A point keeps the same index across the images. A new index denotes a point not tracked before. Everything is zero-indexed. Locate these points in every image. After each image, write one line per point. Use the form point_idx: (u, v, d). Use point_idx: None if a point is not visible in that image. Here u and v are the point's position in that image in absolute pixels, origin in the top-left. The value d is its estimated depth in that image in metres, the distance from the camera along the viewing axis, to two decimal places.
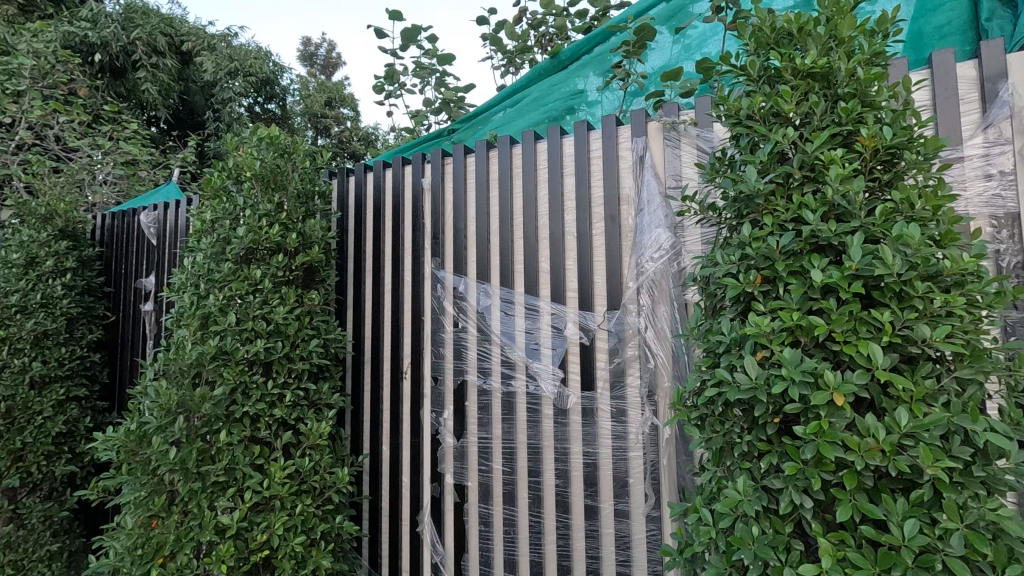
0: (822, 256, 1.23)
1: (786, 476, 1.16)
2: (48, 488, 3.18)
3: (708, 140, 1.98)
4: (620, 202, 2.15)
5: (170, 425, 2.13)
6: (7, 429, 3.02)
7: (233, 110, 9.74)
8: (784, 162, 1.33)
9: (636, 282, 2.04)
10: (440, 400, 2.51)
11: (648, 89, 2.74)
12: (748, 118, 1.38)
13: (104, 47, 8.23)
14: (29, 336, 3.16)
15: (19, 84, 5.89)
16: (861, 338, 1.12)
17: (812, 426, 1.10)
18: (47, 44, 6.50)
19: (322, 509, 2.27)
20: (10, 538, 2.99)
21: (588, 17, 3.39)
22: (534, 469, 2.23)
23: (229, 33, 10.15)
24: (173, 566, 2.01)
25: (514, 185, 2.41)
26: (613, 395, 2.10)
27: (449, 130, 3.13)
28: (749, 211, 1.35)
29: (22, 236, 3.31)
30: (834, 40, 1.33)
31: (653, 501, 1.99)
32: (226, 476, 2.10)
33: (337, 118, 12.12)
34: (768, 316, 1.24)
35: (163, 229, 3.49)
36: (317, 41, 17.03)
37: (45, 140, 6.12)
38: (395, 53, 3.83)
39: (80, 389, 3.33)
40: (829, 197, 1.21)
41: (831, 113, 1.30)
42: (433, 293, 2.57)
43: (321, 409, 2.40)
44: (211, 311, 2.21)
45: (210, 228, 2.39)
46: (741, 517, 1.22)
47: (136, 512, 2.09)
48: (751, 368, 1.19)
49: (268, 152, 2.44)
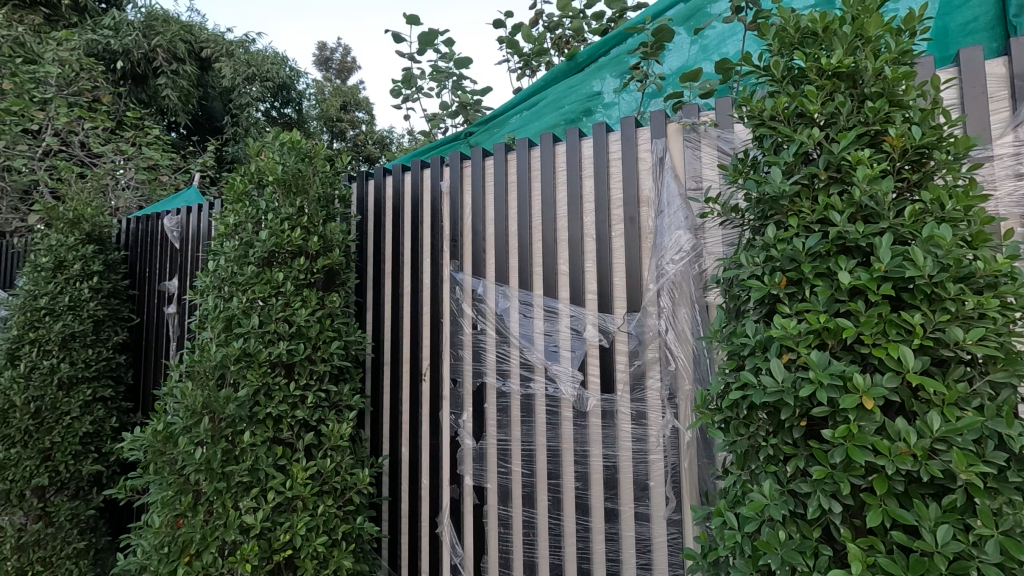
0: (849, 257, 1.21)
1: (814, 481, 1.14)
2: (75, 487, 3.23)
3: (729, 140, 1.97)
4: (639, 203, 2.14)
5: (196, 426, 2.17)
6: (37, 429, 3.11)
7: (250, 115, 9.88)
8: (809, 162, 1.32)
9: (656, 284, 2.03)
10: (459, 402, 2.52)
11: (666, 90, 2.73)
12: (771, 119, 1.36)
13: (126, 55, 8.42)
14: (58, 337, 3.25)
15: (46, 92, 6.06)
16: (890, 341, 1.11)
17: (840, 429, 1.09)
18: (71, 53, 6.70)
19: (343, 510, 2.28)
20: (39, 536, 3.05)
21: (605, 19, 3.39)
22: (553, 471, 2.23)
23: (247, 39, 10.30)
24: (199, 566, 2.04)
25: (533, 187, 2.41)
26: (633, 397, 2.09)
27: (466, 133, 3.15)
28: (773, 213, 1.34)
29: (52, 240, 3.44)
30: (860, 39, 1.31)
31: (674, 505, 1.98)
32: (250, 476, 2.13)
33: (352, 122, 12.27)
34: (795, 318, 1.22)
35: (186, 232, 3.55)
36: (333, 45, 17.21)
37: (70, 145, 6.27)
38: (412, 57, 3.87)
39: (106, 390, 3.39)
40: (856, 198, 1.19)
41: (857, 113, 1.28)
42: (452, 295, 2.59)
43: (342, 410, 2.42)
44: (236, 313, 2.25)
45: (234, 232, 2.42)
46: (767, 521, 1.21)
47: (163, 512, 2.13)
48: (777, 371, 1.18)
49: (290, 157, 2.47)
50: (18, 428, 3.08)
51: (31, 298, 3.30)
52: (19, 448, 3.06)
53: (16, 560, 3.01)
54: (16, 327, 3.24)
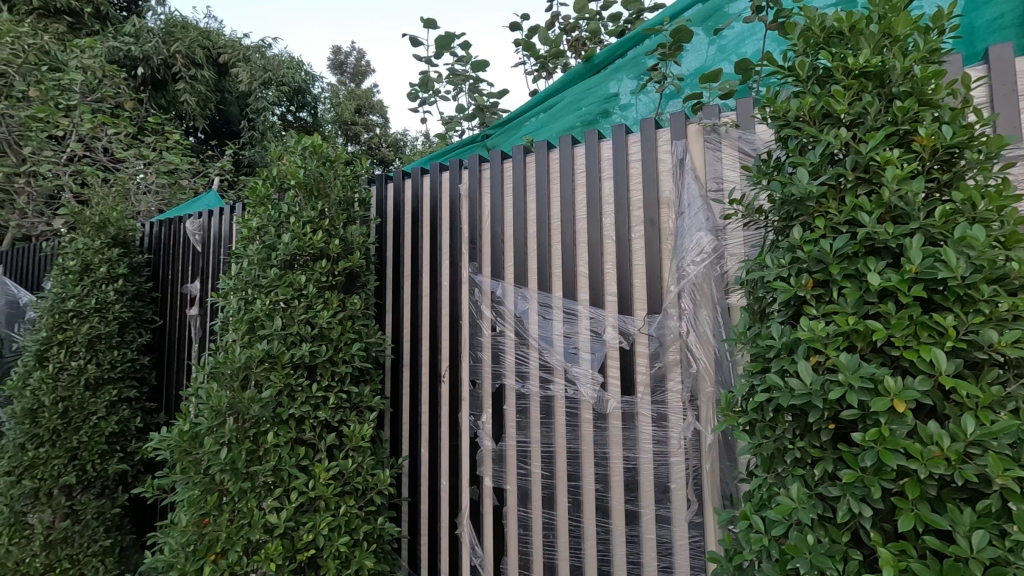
0: (878, 258, 1.20)
1: (843, 484, 1.13)
2: (101, 486, 3.29)
3: (750, 142, 1.97)
4: (659, 205, 2.14)
5: (221, 426, 2.21)
6: (65, 428, 3.18)
7: (267, 119, 10.01)
8: (836, 163, 1.31)
9: (677, 286, 2.02)
10: (478, 403, 2.53)
11: (684, 91, 2.72)
12: (797, 120, 1.35)
13: (146, 61, 8.63)
14: (84, 339, 3.32)
15: (70, 99, 6.21)
16: (922, 343, 1.09)
17: (871, 433, 1.08)
18: (93, 60, 6.85)
19: (365, 510, 2.30)
20: (66, 533, 3.11)
21: (622, 20, 3.38)
22: (573, 473, 2.22)
23: (264, 44, 10.43)
24: (224, 564, 2.08)
25: (552, 189, 2.41)
26: (653, 400, 2.09)
27: (483, 136, 3.17)
28: (799, 214, 1.32)
29: (79, 244, 3.51)
30: (888, 38, 1.30)
31: (695, 507, 1.97)
32: (274, 476, 2.15)
33: (366, 126, 12.42)
34: (822, 320, 1.21)
35: (208, 236, 3.61)
36: (347, 48, 17.37)
37: (94, 151, 6.39)
38: (429, 60, 3.90)
39: (130, 390, 3.45)
40: (885, 198, 1.18)
41: (885, 113, 1.27)
42: (471, 297, 2.60)
43: (363, 411, 2.44)
44: (259, 315, 2.29)
45: (257, 235, 2.46)
46: (795, 525, 1.20)
47: (190, 510, 2.17)
48: (805, 373, 1.17)
49: (312, 160, 2.50)
50: (47, 428, 3.15)
51: (59, 301, 3.38)
52: (47, 448, 3.13)
53: (44, 557, 3.05)
54: (45, 328, 3.32)
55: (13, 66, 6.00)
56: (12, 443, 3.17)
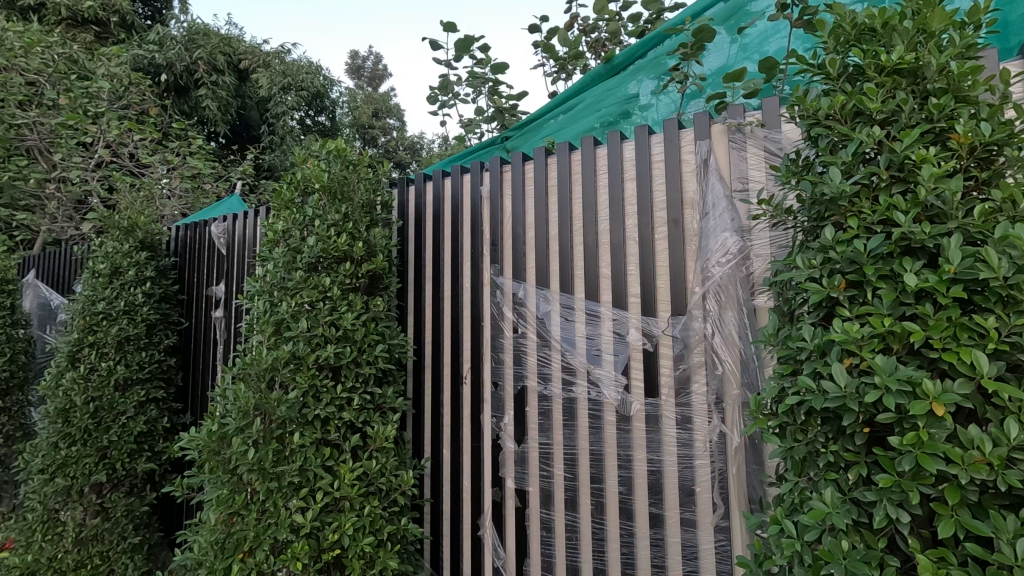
0: (914, 259, 1.17)
1: (879, 489, 1.11)
2: (130, 484, 3.36)
3: (777, 141, 1.94)
4: (683, 206, 2.11)
5: (248, 427, 2.24)
6: (96, 428, 3.26)
7: (286, 124, 10.15)
8: (868, 162, 1.28)
9: (702, 287, 1.99)
10: (500, 405, 2.53)
11: (707, 91, 2.70)
12: (827, 118, 1.33)
13: (169, 68, 8.81)
14: (114, 340, 3.38)
15: (98, 107, 6.39)
16: (962, 345, 1.07)
17: (909, 436, 1.05)
18: (120, 68, 7.02)
19: (389, 511, 2.31)
20: (97, 530, 3.19)
21: (642, 20, 3.37)
22: (597, 476, 2.21)
23: (283, 50, 10.60)
24: (252, 562, 2.11)
25: (575, 190, 2.41)
26: (678, 402, 2.07)
27: (502, 138, 3.19)
28: (830, 214, 1.30)
29: (108, 247, 3.57)
30: (923, 34, 1.27)
31: (722, 511, 1.95)
32: (301, 476, 2.18)
33: (383, 129, 12.62)
34: (856, 321, 1.19)
35: (233, 239, 3.67)
36: (364, 53, 17.60)
37: (121, 157, 6.55)
38: (450, 63, 3.92)
39: (158, 391, 3.52)
40: (921, 197, 1.16)
41: (920, 110, 1.24)
42: (493, 298, 2.60)
43: (386, 412, 2.46)
44: (284, 317, 2.32)
45: (282, 238, 2.49)
46: (830, 530, 1.18)
47: (218, 509, 2.21)
48: (840, 376, 1.15)
49: (336, 164, 2.55)
50: (79, 427, 3.23)
51: (90, 303, 3.46)
52: (79, 446, 3.21)
53: (76, 554, 3.13)
54: (77, 330, 3.39)
55: (44, 75, 6.20)
56: (46, 442, 3.27)
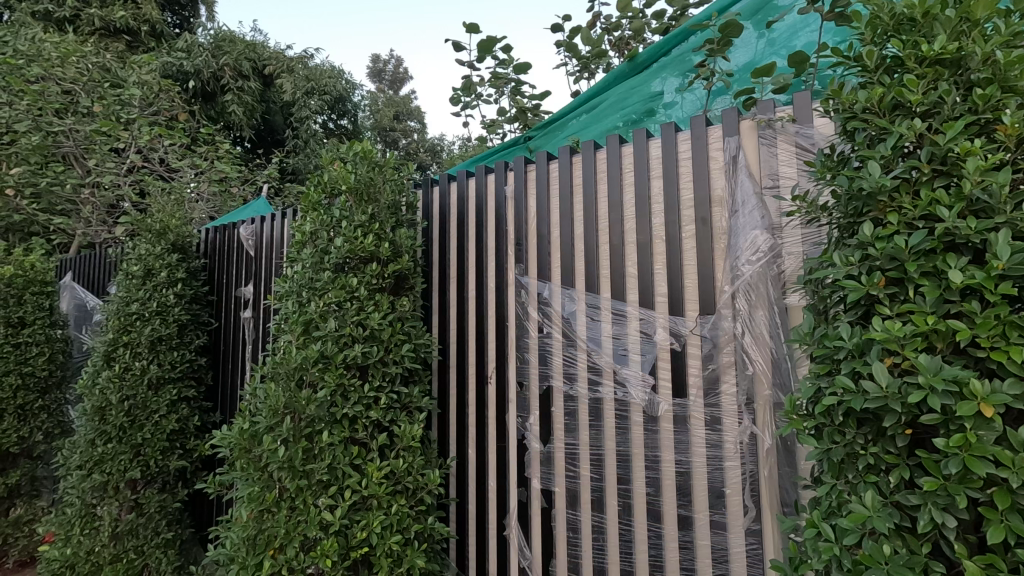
0: (958, 255, 1.14)
1: (923, 492, 1.08)
2: (163, 481, 3.45)
3: (809, 137, 1.89)
4: (711, 203, 2.08)
5: (278, 425, 2.27)
6: (130, 426, 3.34)
7: (310, 128, 10.30)
8: (908, 156, 1.25)
9: (732, 286, 1.97)
10: (525, 405, 2.52)
11: (734, 87, 2.65)
12: (864, 112, 1.30)
13: (197, 74, 9.02)
14: (147, 340, 3.46)
15: (130, 113, 6.57)
16: (1011, 344, 1.04)
17: (956, 438, 1.02)
18: (150, 75, 7.21)
19: (416, 509, 2.32)
20: (132, 525, 3.27)
21: (666, 17, 3.33)
22: (623, 476, 2.19)
23: (307, 54, 10.77)
24: (283, 559, 2.14)
25: (600, 189, 2.39)
26: (707, 402, 2.04)
27: (526, 138, 3.20)
28: (868, 210, 1.27)
29: (141, 249, 3.65)
30: (966, 23, 1.23)
31: (753, 514, 1.91)
32: (329, 474, 2.21)
33: (404, 131, 12.78)
34: (897, 320, 1.16)
35: (261, 241, 3.74)
36: (386, 56, 17.86)
37: (151, 161, 6.72)
38: (472, 65, 3.93)
39: (189, 390, 3.60)
40: (967, 191, 1.12)
41: (963, 102, 1.20)
42: (518, 298, 2.60)
43: (412, 412, 2.47)
44: (313, 317, 2.35)
45: (310, 239, 2.52)
46: (870, 534, 1.15)
47: (249, 506, 2.25)
48: (881, 375, 1.12)
49: (362, 166, 2.57)
50: (114, 425, 3.32)
51: (124, 304, 3.54)
52: (114, 443, 3.30)
53: (112, 548, 3.22)
54: (112, 330, 3.48)
55: (79, 83, 6.38)
56: (84, 439, 3.37)
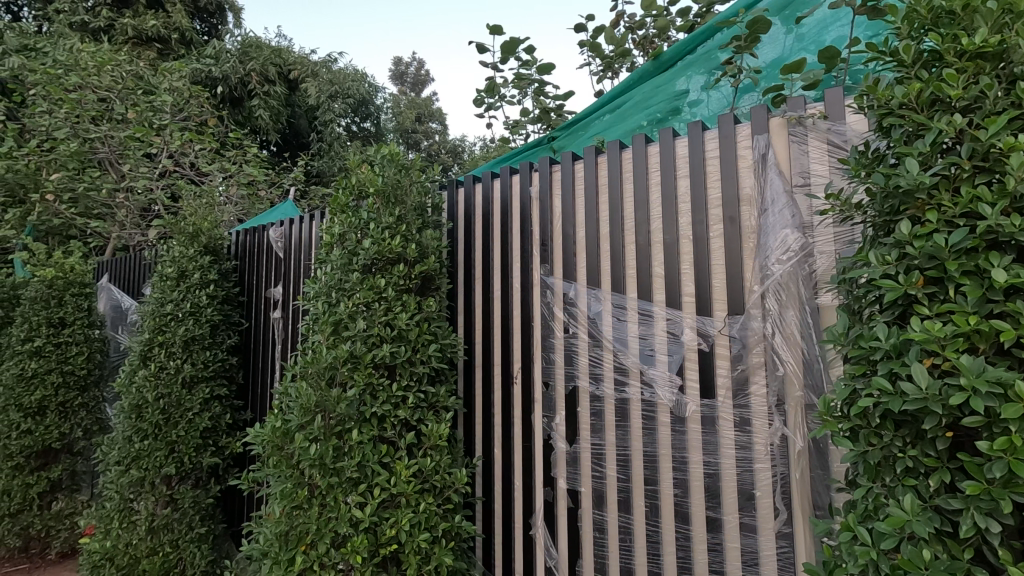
0: (1001, 253, 1.11)
1: (966, 496, 1.06)
2: (196, 477, 3.55)
3: (842, 133, 1.85)
4: (740, 202, 2.06)
5: (310, 423, 2.32)
6: (165, 423, 3.44)
7: (333, 131, 10.46)
8: (947, 152, 1.22)
9: (761, 286, 1.94)
10: (551, 405, 2.52)
11: (761, 84, 2.62)
12: (901, 108, 1.27)
13: (225, 80, 9.22)
14: (181, 340, 3.55)
15: (162, 119, 6.75)
16: None
17: (1000, 442, 1.00)
18: (181, 82, 7.40)
19: (443, 508, 2.35)
20: (168, 520, 3.37)
21: (691, 15, 3.30)
22: (650, 477, 2.18)
23: (330, 59, 10.93)
24: (314, 554, 2.18)
25: (625, 189, 2.38)
26: (736, 403, 2.01)
27: (549, 138, 3.21)
28: (905, 207, 1.24)
29: (175, 251, 3.74)
30: (1010, 14, 1.19)
31: (785, 516, 1.88)
32: (359, 472, 2.24)
33: (425, 133, 12.90)
34: (937, 320, 1.14)
35: (289, 243, 3.81)
36: (407, 59, 18.02)
37: (182, 166, 6.89)
38: (496, 66, 3.95)
39: (221, 389, 3.69)
40: (1010, 187, 1.09)
41: (1006, 96, 1.17)
42: (543, 299, 2.60)
43: (439, 411, 2.50)
44: (342, 318, 2.39)
45: (339, 241, 2.56)
46: (908, 538, 1.12)
47: (282, 502, 2.29)
48: (920, 376, 1.09)
49: (389, 168, 2.60)
50: (149, 422, 3.42)
51: (159, 305, 3.63)
52: (150, 440, 3.40)
53: (149, 541, 3.33)
54: (148, 330, 3.58)
55: (114, 91, 6.58)
56: (121, 436, 3.48)
